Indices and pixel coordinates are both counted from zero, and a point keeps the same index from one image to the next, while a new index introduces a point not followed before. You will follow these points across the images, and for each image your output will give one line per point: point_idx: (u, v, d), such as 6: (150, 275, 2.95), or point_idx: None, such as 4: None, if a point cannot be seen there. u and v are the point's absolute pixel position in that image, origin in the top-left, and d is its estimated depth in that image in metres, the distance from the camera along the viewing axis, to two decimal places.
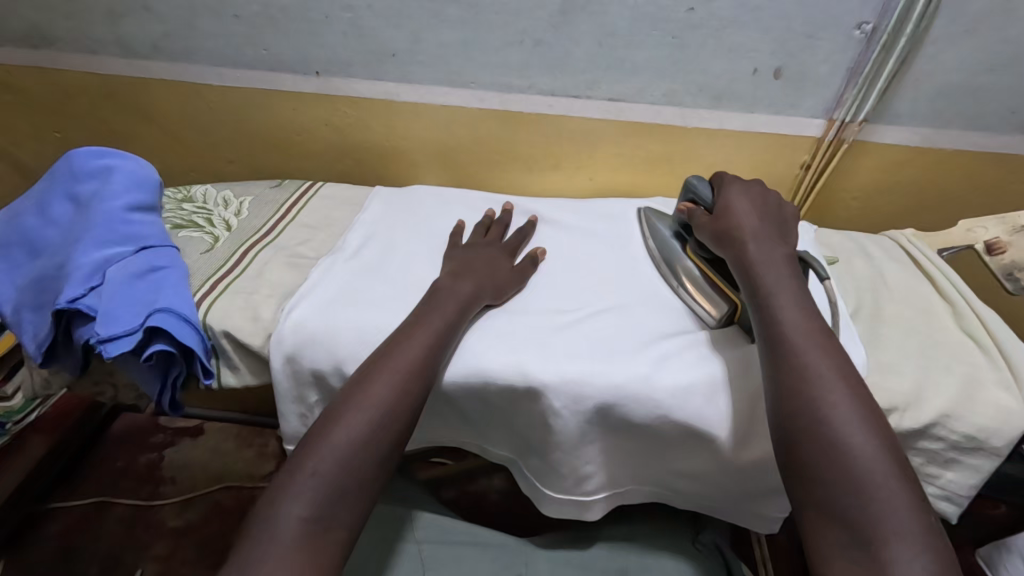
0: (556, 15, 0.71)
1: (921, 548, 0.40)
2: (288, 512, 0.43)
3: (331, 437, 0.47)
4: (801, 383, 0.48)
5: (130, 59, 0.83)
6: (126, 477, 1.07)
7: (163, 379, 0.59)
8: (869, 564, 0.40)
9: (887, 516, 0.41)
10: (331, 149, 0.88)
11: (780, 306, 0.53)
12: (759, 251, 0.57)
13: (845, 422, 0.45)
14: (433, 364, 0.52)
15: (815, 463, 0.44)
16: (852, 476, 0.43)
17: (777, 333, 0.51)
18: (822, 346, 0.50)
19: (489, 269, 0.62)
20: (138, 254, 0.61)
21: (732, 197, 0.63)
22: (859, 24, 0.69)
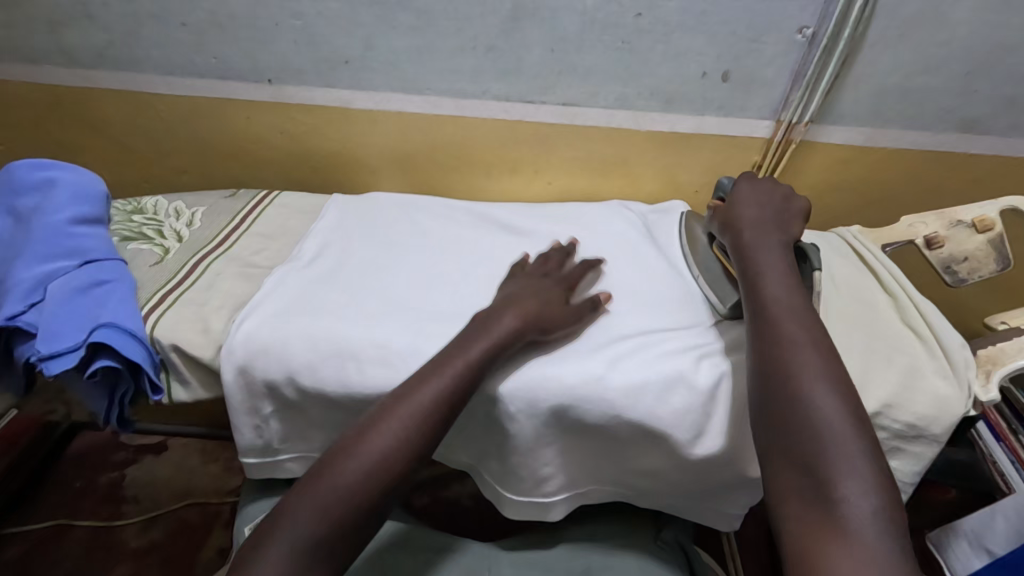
0: (507, 22, 0.72)
1: (869, 488, 0.40)
2: (273, 555, 0.41)
3: (331, 479, 0.45)
4: (777, 348, 0.49)
5: (75, 69, 0.81)
6: (84, 498, 1.03)
7: (110, 396, 0.57)
8: (822, 504, 0.40)
9: (844, 464, 0.41)
10: (288, 157, 0.87)
11: (766, 281, 0.55)
12: (755, 237, 0.60)
13: (810, 380, 0.46)
14: (456, 400, 0.50)
15: (782, 416, 0.45)
16: (813, 427, 0.44)
17: (763, 306, 0.53)
18: (800, 317, 0.51)
19: (540, 301, 0.59)
20: (83, 268, 0.60)
21: (740, 192, 0.66)
22: (800, 28, 0.71)
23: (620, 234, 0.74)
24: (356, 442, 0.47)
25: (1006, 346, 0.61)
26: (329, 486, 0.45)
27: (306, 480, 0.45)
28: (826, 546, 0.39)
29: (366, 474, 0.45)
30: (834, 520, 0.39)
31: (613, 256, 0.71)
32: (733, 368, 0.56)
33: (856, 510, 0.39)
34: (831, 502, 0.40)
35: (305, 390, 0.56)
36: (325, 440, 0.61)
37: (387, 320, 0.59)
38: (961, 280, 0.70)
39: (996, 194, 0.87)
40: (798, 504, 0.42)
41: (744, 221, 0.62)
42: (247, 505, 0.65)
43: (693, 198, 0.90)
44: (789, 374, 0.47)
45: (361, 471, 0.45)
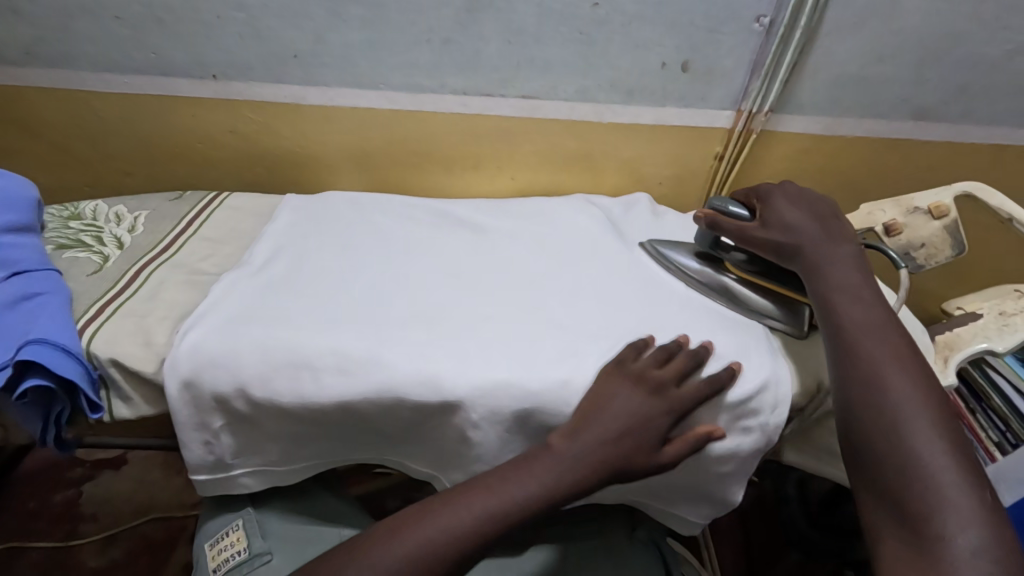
0: (461, 13, 0.70)
1: (969, 522, 0.41)
2: None
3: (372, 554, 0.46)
4: (863, 369, 0.49)
5: (2, 67, 0.76)
6: (37, 520, 0.99)
7: (45, 417, 0.54)
8: (920, 537, 0.41)
9: (940, 491, 0.42)
10: (238, 157, 0.83)
11: (845, 303, 0.54)
12: (823, 256, 0.58)
13: (905, 406, 0.46)
14: (493, 531, 0.47)
15: (871, 443, 0.46)
16: (903, 454, 0.44)
17: (841, 329, 0.52)
18: (887, 340, 0.51)
19: (633, 446, 0.50)
20: (11, 280, 0.56)
21: (782, 208, 0.63)
22: (757, 17, 0.70)
23: (583, 230, 0.73)
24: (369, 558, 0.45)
25: (962, 332, 0.61)
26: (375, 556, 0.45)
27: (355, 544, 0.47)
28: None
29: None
30: (930, 550, 0.40)
31: (574, 254, 0.69)
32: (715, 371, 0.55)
33: (957, 540, 0.40)
34: (926, 530, 0.41)
35: (257, 402, 0.53)
36: (282, 453, 0.59)
37: (344, 326, 0.57)
38: (919, 267, 0.70)
39: (952, 179, 0.88)
40: (893, 533, 0.43)
41: (804, 238, 0.60)
42: (208, 519, 0.62)
43: (657, 190, 0.89)
44: (877, 400, 0.47)
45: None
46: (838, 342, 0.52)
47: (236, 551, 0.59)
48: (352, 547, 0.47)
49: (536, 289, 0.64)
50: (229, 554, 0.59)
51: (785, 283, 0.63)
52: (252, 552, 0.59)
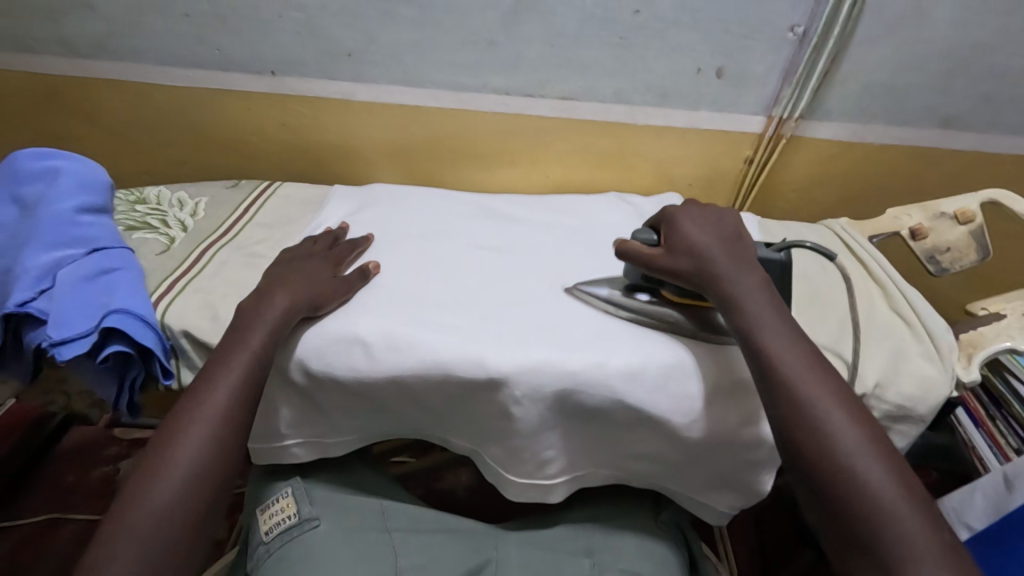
0: (507, 16, 0.74)
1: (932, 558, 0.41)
2: (150, 503, 0.45)
3: (180, 449, 0.48)
4: (806, 417, 0.47)
5: (73, 59, 0.81)
6: (78, 492, 1.10)
7: (121, 382, 0.58)
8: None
9: (907, 536, 0.42)
10: (287, 149, 0.88)
11: (765, 336, 0.50)
12: (734, 283, 0.53)
13: (856, 452, 0.45)
14: (247, 400, 0.52)
15: (837, 498, 0.44)
16: (864, 507, 0.43)
17: (770, 370, 0.49)
18: (814, 372, 0.49)
19: (308, 281, 0.61)
20: (90, 256, 0.60)
21: (688, 231, 0.58)
22: (791, 26, 0.73)
23: (617, 225, 0.76)
24: (155, 472, 0.47)
25: (985, 331, 0.63)
26: (182, 447, 0.48)
27: (158, 447, 0.48)
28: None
29: (181, 492, 0.46)
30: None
31: (606, 247, 0.72)
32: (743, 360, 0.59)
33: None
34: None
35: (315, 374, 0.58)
36: (332, 424, 0.63)
37: (393, 308, 0.61)
38: (944, 270, 0.73)
39: (977, 186, 0.90)
40: None
41: (714, 269, 0.54)
42: (262, 489, 0.67)
43: (686, 191, 0.92)
44: (830, 451, 0.45)
45: (170, 493, 0.46)
46: (772, 388, 0.49)
47: (286, 516, 0.63)
48: (158, 446, 0.48)
49: (571, 278, 0.67)
50: (278, 519, 0.63)
51: None
52: (300, 517, 0.62)
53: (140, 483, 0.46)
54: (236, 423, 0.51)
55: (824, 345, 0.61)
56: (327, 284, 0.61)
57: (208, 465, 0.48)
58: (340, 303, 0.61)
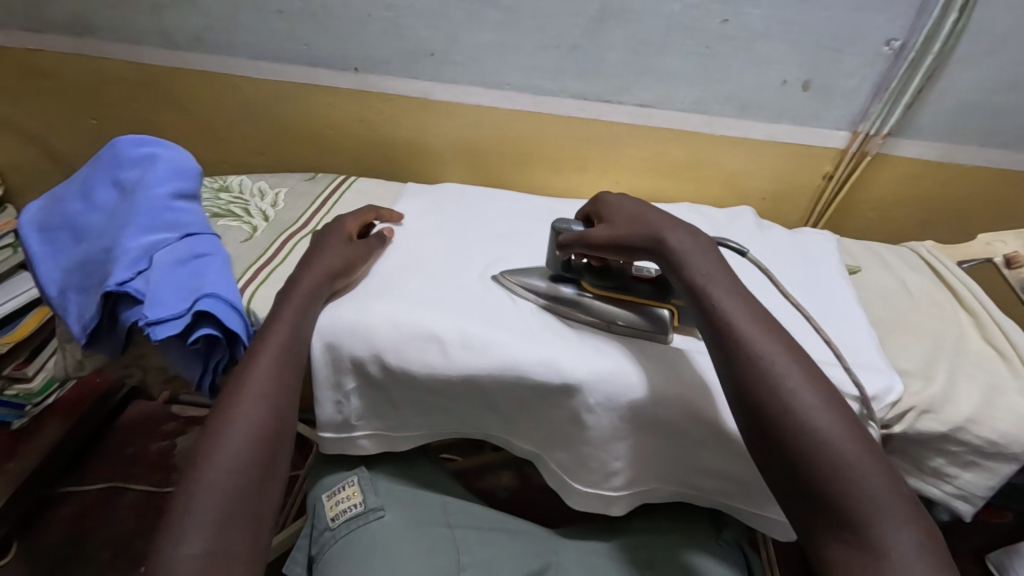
0: (592, 22, 0.73)
1: (902, 516, 0.39)
2: (220, 462, 0.45)
3: (242, 411, 0.48)
4: (762, 374, 0.45)
5: (170, 50, 0.85)
6: (138, 464, 1.15)
7: (205, 364, 0.60)
8: (859, 540, 0.39)
9: (871, 494, 0.40)
10: (361, 144, 0.89)
11: (720, 296, 0.49)
12: (679, 241, 0.53)
13: (809, 406, 0.43)
14: (295, 367, 0.54)
15: (794, 455, 0.42)
16: (828, 465, 0.41)
17: (723, 327, 0.48)
18: (770, 331, 0.47)
19: (325, 254, 0.62)
20: (183, 240, 0.62)
21: (627, 206, 0.60)
22: (887, 41, 0.71)
23: None
24: (224, 428, 0.47)
25: None
26: (245, 410, 0.49)
27: (219, 410, 0.49)
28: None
29: (249, 451, 0.47)
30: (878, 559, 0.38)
31: None
32: (843, 380, 0.55)
33: (893, 542, 0.38)
34: (866, 535, 0.39)
35: (390, 368, 0.58)
36: (400, 419, 0.63)
37: (469, 307, 0.61)
38: None
39: None
40: (840, 543, 0.40)
41: (653, 229, 0.55)
42: (328, 473, 0.68)
43: (758, 205, 0.90)
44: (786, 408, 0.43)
45: (237, 451, 0.46)
46: (729, 346, 0.47)
47: (352, 504, 0.64)
48: (219, 409, 0.49)
49: None
50: (345, 506, 0.64)
51: (641, 291, 0.62)
52: (366, 506, 0.64)
53: (210, 441, 0.47)
54: (286, 388, 0.52)
55: (910, 371, 0.58)
56: (356, 249, 0.64)
57: (267, 426, 0.49)
58: (349, 284, 0.63)
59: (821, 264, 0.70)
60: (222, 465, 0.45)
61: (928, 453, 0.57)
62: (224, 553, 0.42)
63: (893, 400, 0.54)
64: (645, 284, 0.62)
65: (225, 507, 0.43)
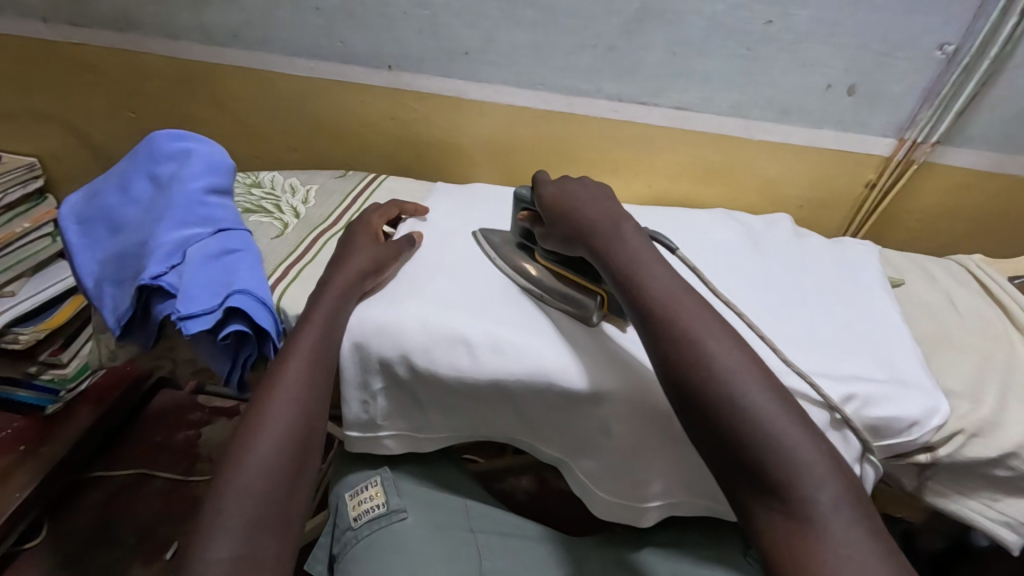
0: (631, 22, 0.72)
1: (827, 478, 0.41)
2: (253, 466, 0.45)
3: (275, 414, 0.48)
4: (689, 350, 0.46)
5: (208, 45, 0.85)
6: (165, 451, 1.17)
7: (233, 359, 0.60)
8: (786, 506, 0.40)
9: (798, 458, 0.41)
10: (393, 142, 0.89)
11: (648, 281, 0.51)
12: (607, 235, 0.56)
13: (734, 376, 0.44)
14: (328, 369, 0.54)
15: (722, 429, 0.43)
16: (754, 434, 0.42)
17: (650, 310, 0.50)
18: (695, 309, 0.49)
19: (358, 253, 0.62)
20: (215, 236, 0.63)
21: (567, 191, 0.61)
22: (941, 44, 0.68)
23: (729, 241, 0.72)
24: (254, 432, 0.47)
25: None
26: (279, 413, 0.49)
27: (251, 412, 0.49)
28: (806, 552, 0.39)
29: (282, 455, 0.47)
30: (806, 523, 0.39)
31: (715, 262, 0.68)
32: (888, 397, 0.52)
33: (818, 504, 0.40)
34: (794, 501, 0.40)
35: (418, 369, 0.57)
36: (424, 421, 0.62)
37: (497, 311, 0.60)
38: None
39: None
40: (770, 511, 0.41)
41: (587, 221, 0.58)
42: (351, 473, 0.68)
43: (796, 212, 0.87)
44: (712, 382, 0.44)
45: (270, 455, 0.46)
46: (656, 328, 0.49)
47: (375, 505, 0.64)
48: (251, 412, 0.49)
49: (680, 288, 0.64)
50: (368, 506, 0.64)
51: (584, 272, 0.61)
52: (389, 507, 0.63)
53: (242, 444, 0.47)
54: (319, 390, 0.52)
55: (958, 392, 0.56)
56: (381, 249, 0.64)
57: (298, 430, 0.49)
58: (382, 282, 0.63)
59: (863, 276, 0.68)
60: (252, 469, 0.45)
61: (975, 478, 0.54)
62: (254, 559, 0.42)
63: (933, 422, 0.52)
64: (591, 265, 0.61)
65: (255, 509, 0.44)
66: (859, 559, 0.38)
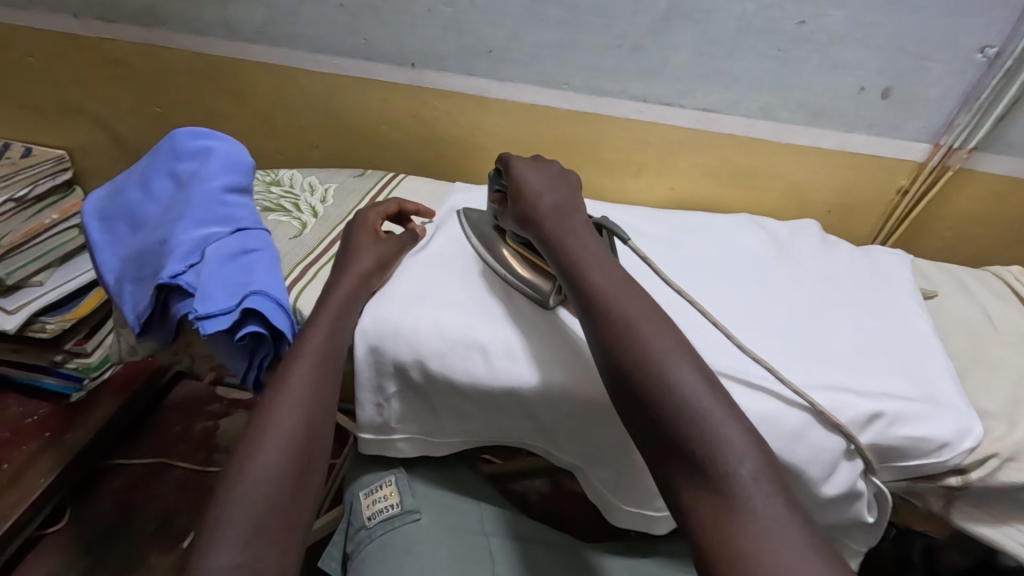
0: (659, 21, 0.70)
1: (751, 457, 0.39)
2: (259, 473, 0.45)
3: (280, 422, 0.48)
4: (620, 332, 0.45)
5: (233, 41, 0.85)
6: (182, 443, 1.18)
7: (250, 359, 0.60)
8: (708, 484, 0.38)
9: (722, 437, 0.39)
10: (415, 140, 0.88)
11: (588, 265, 0.51)
12: (556, 221, 0.55)
13: (665, 357, 0.43)
14: (333, 376, 0.54)
15: (651, 406, 0.42)
16: (680, 414, 0.41)
17: (588, 292, 0.49)
18: (632, 293, 0.48)
19: (366, 253, 0.63)
20: (233, 235, 0.63)
21: (523, 173, 0.60)
22: (982, 47, 0.65)
23: (751, 248, 0.70)
24: (259, 438, 0.47)
25: None
26: (284, 420, 0.49)
27: (257, 419, 0.49)
28: (726, 528, 0.36)
29: (286, 462, 0.47)
30: (727, 496, 0.37)
31: (740, 269, 0.66)
32: (915, 415, 0.51)
33: (741, 476, 0.38)
34: (717, 480, 0.38)
35: (431, 374, 0.57)
36: (438, 425, 0.61)
37: (511, 317, 0.60)
38: None
39: None
40: (692, 490, 0.39)
41: (535, 204, 0.57)
42: (365, 472, 0.68)
43: (824, 218, 0.84)
44: (641, 359, 0.44)
45: (275, 462, 0.46)
46: (593, 309, 0.48)
47: (389, 505, 0.64)
48: (255, 419, 0.49)
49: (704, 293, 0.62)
50: (382, 506, 0.64)
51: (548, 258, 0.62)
52: (402, 508, 0.63)
53: (247, 452, 0.47)
54: (323, 396, 0.52)
55: (992, 413, 0.54)
56: (384, 245, 0.65)
57: (302, 436, 0.49)
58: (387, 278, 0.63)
59: (891, 286, 0.65)
60: (255, 475, 0.45)
61: (1010, 501, 0.52)
62: (255, 565, 0.41)
63: (964, 445, 0.50)
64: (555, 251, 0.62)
65: (257, 517, 0.43)
66: (780, 538, 0.35)
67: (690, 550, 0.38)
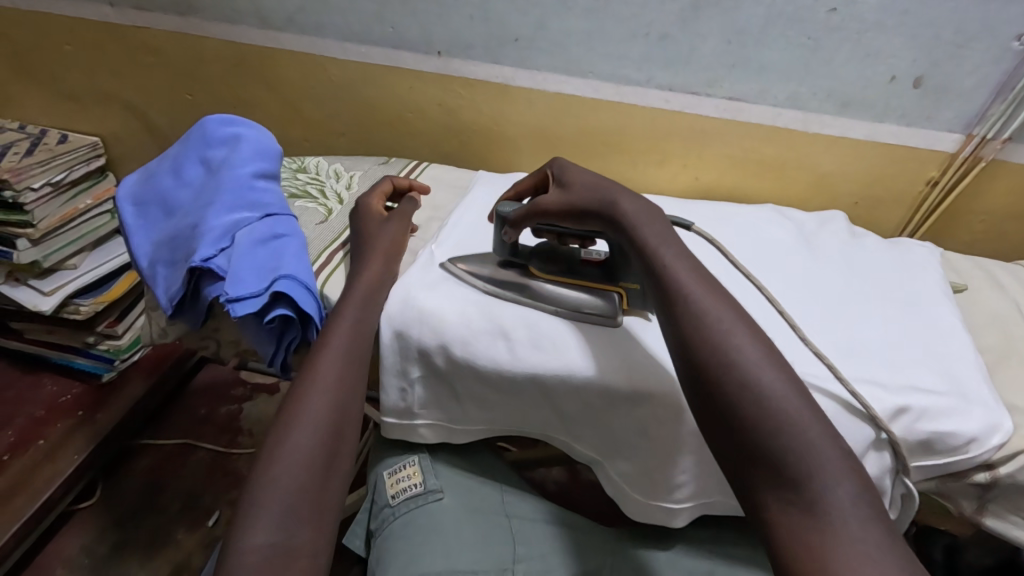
0: (687, 10, 0.70)
1: (846, 476, 0.36)
2: (290, 457, 0.46)
3: (308, 407, 0.50)
4: (705, 330, 0.43)
5: (264, 30, 0.87)
6: (208, 425, 1.21)
7: (278, 342, 0.61)
8: (802, 500, 0.36)
9: (815, 451, 0.37)
10: (439, 129, 0.89)
11: (669, 260, 0.49)
12: (630, 206, 0.54)
13: (754, 362, 0.41)
14: (360, 360, 0.55)
15: (734, 410, 0.40)
16: (771, 422, 0.38)
17: (668, 286, 0.47)
18: (717, 293, 0.46)
19: (385, 241, 0.65)
20: (263, 220, 0.64)
21: (571, 171, 0.61)
22: (1019, 35, 0.64)
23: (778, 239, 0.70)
24: (291, 423, 0.49)
25: None
26: (315, 406, 0.50)
27: (288, 403, 0.50)
28: (815, 542, 0.34)
29: (315, 445, 0.48)
30: (813, 510, 0.35)
31: (766, 260, 0.66)
32: (944, 410, 0.50)
33: (837, 496, 0.35)
34: (807, 494, 0.36)
35: (456, 360, 0.57)
36: (460, 412, 0.62)
37: (535, 308, 0.60)
38: None
39: None
40: (779, 501, 0.36)
41: (577, 196, 0.57)
42: (387, 453, 0.69)
43: (851, 210, 0.83)
44: (727, 354, 0.42)
45: (304, 446, 0.47)
46: (674, 304, 0.46)
47: (412, 484, 0.65)
48: (286, 403, 0.50)
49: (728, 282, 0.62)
50: (405, 485, 0.65)
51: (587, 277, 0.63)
52: (425, 487, 0.64)
53: (279, 435, 0.48)
54: (349, 381, 0.53)
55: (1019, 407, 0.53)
56: (393, 231, 0.66)
57: (330, 420, 0.50)
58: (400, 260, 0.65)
59: (919, 278, 0.65)
60: (286, 458, 0.46)
61: None
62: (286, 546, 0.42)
63: (989, 441, 0.49)
64: (593, 267, 0.63)
65: (288, 499, 0.44)
66: (880, 559, 0.33)
67: (772, 565, 0.36)
